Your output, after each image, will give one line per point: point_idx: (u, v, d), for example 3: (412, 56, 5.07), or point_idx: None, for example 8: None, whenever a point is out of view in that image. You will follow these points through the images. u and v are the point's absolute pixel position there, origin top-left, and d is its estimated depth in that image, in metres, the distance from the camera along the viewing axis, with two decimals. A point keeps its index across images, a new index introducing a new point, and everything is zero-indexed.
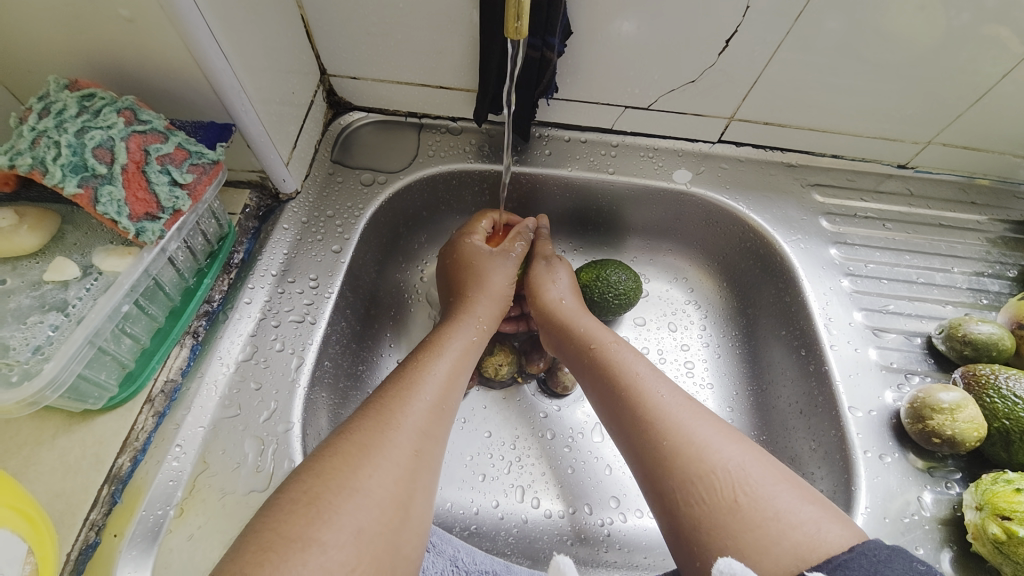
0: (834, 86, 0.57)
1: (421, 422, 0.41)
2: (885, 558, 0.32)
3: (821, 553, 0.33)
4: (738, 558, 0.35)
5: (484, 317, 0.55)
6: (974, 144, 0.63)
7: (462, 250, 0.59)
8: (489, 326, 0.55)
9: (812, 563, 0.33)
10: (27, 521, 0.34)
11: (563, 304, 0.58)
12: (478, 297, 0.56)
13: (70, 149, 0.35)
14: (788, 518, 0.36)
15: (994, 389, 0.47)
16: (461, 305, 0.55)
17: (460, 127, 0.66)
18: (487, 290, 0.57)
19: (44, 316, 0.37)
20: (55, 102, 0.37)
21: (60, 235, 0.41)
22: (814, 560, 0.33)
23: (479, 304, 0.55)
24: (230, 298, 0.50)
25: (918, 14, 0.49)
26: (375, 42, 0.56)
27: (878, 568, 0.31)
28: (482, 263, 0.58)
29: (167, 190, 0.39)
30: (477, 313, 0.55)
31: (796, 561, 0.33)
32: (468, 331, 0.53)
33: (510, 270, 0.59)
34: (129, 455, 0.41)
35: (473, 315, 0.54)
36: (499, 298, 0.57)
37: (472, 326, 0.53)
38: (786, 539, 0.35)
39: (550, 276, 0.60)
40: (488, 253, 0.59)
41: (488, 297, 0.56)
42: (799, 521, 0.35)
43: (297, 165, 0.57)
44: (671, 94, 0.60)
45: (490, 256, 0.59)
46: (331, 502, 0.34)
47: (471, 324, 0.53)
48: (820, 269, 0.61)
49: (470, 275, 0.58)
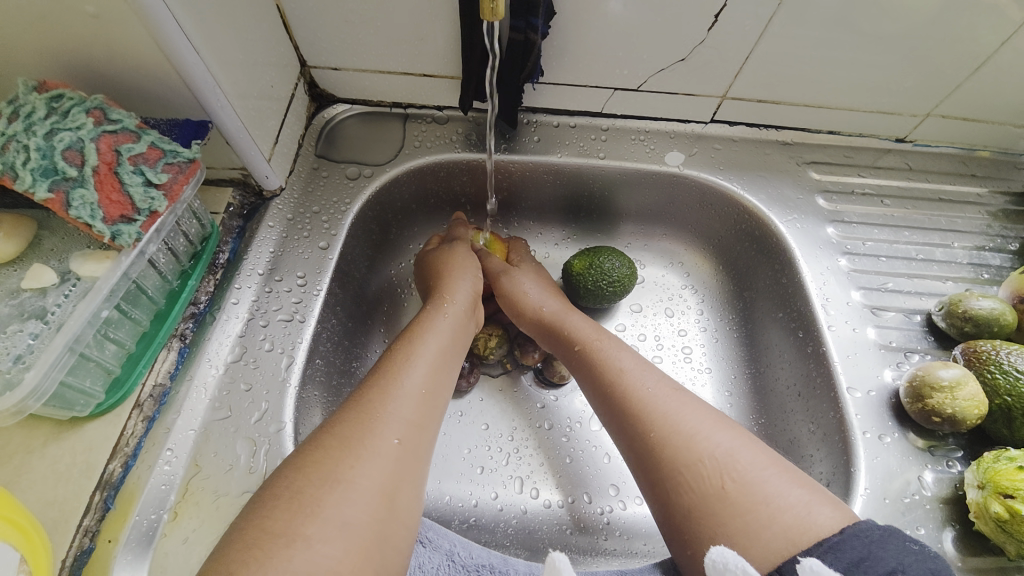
0: (830, 59, 0.55)
1: (408, 414, 0.41)
2: (878, 539, 0.32)
3: (811, 535, 0.33)
4: (731, 547, 0.34)
5: (458, 299, 0.54)
6: (974, 114, 0.61)
7: (434, 259, 0.59)
8: (464, 307, 0.54)
9: (803, 546, 0.33)
10: (18, 530, 0.34)
11: (545, 313, 0.57)
12: (450, 284, 0.56)
13: (39, 153, 0.34)
14: (777, 502, 0.35)
15: (995, 365, 0.47)
16: (431, 296, 0.55)
17: (446, 115, 0.64)
18: (456, 277, 0.56)
19: (23, 325, 0.36)
20: (23, 104, 0.36)
21: (37, 241, 0.40)
22: (803, 542, 0.33)
23: (451, 288, 0.55)
24: (217, 299, 0.50)
25: None
26: (355, 30, 0.54)
27: (871, 550, 0.31)
28: (452, 266, 0.58)
29: (142, 191, 0.38)
30: (448, 297, 0.54)
31: (786, 543, 0.33)
32: (443, 315, 0.52)
33: (473, 281, 0.57)
34: (120, 461, 0.41)
35: (444, 300, 0.54)
36: (472, 286, 0.57)
37: (445, 308, 0.53)
38: (776, 523, 0.34)
39: (512, 289, 0.59)
40: (452, 265, 0.58)
41: (459, 282, 0.56)
42: (788, 504, 0.35)
43: (280, 161, 0.56)
44: (661, 74, 0.59)
45: (459, 268, 0.58)
46: (314, 495, 0.34)
47: (448, 311, 0.53)
48: (817, 248, 0.60)
49: (441, 271, 0.58)
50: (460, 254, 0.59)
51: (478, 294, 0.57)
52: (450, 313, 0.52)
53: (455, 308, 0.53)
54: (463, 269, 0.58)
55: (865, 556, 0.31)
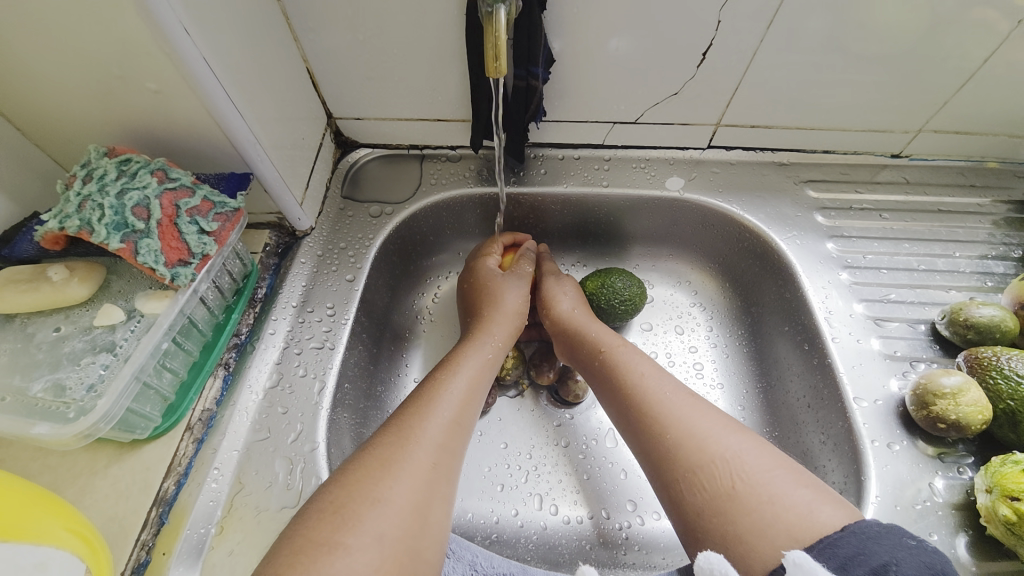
0: (815, 84, 0.59)
1: (440, 435, 0.44)
2: (874, 535, 0.34)
3: (813, 532, 0.35)
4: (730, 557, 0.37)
5: (499, 334, 0.58)
6: (965, 128, 0.63)
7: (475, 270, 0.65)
8: (504, 343, 0.58)
9: (805, 542, 0.35)
10: (84, 543, 0.38)
11: (574, 315, 0.60)
12: (493, 314, 0.60)
13: (112, 210, 0.40)
14: (782, 501, 0.38)
15: (996, 370, 0.48)
16: (478, 326, 0.59)
17: (459, 154, 0.70)
18: (500, 304, 0.60)
19: (96, 357, 0.41)
20: (96, 169, 0.43)
21: (106, 284, 0.46)
22: (807, 539, 0.35)
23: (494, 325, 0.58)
24: (256, 330, 0.55)
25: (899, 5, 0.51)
26: (376, 84, 0.61)
27: (865, 545, 0.33)
28: (496, 286, 0.62)
29: (196, 238, 0.44)
30: (492, 332, 0.58)
31: (787, 540, 0.36)
32: (484, 347, 0.55)
33: (518, 291, 0.62)
34: (173, 479, 0.45)
35: (488, 334, 0.57)
36: (513, 316, 0.60)
37: (488, 340, 0.56)
38: (781, 522, 0.37)
39: (555, 292, 0.63)
40: (496, 281, 0.62)
41: (500, 313, 0.60)
42: (793, 503, 0.37)
43: (311, 203, 0.62)
44: (656, 107, 0.63)
45: (502, 287, 0.62)
46: (355, 510, 0.38)
47: (486, 342, 0.56)
48: (818, 263, 0.62)
49: (488, 292, 0.62)
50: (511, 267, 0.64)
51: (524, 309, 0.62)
52: (489, 346, 0.56)
53: (496, 341, 0.57)
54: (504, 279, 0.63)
55: (860, 551, 0.33)
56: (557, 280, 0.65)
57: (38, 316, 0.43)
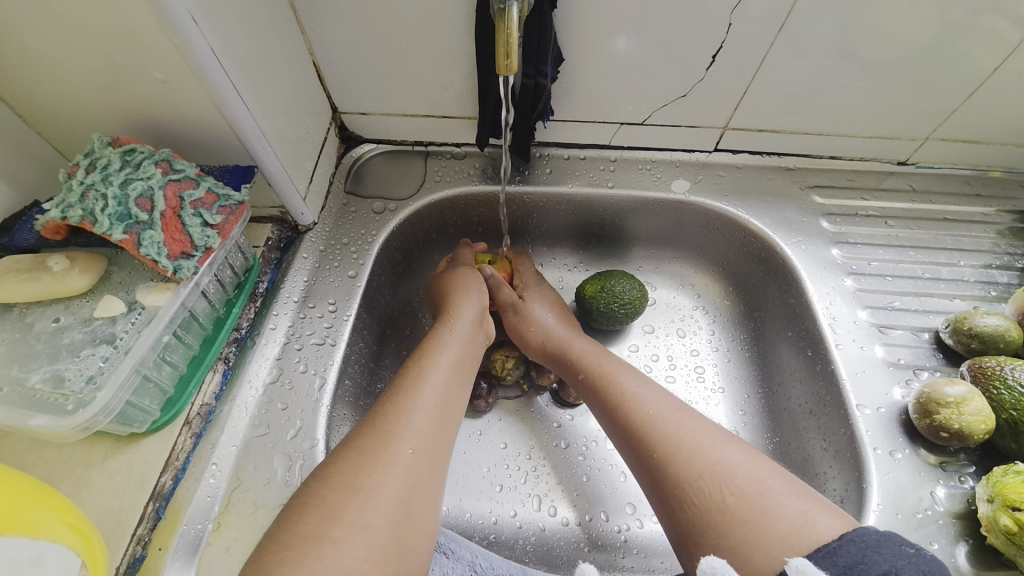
0: (824, 90, 0.59)
1: (421, 425, 0.44)
2: (874, 543, 0.34)
3: (807, 541, 0.35)
4: (723, 559, 0.37)
5: (469, 317, 0.58)
6: (972, 136, 0.63)
7: (443, 282, 0.64)
8: (474, 323, 0.58)
9: (798, 549, 0.35)
10: (80, 537, 0.37)
11: (550, 340, 0.60)
12: (460, 302, 0.59)
13: (115, 201, 0.40)
14: (775, 511, 0.37)
15: (1000, 380, 0.48)
16: (443, 313, 0.58)
17: (464, 152, 0.69)
18: (465, 296, 0.60)
19: (96, 349, 0.41)
20: (100, 159, 0.42)
21: (107, 275, 0.45)
22: (799, 547, 0.35)
23: (460, 305, 0.59)
24: (256, 324, 0.54)
25: (910, 13, 0.51)
26: (383, 79, 0.60)
27: (866, 554, 0.33)
28: (461, 296, 0.60)
29: (200, 231, 0.43)
30: (461, 317, 0.58)
31: (782, 547, 0.35)
32: (456, 334, 0.55)
33: (482, 300, 0.61)
34: (170, 473, 0.45)
35: (456, 318, 0.57)
36: (478, 301, 0.60)
37: (455, 325, 0.56)
38: (773, 531, 0.36)
39: (523, 322, 0.62)
40: (461, 288, 0.61)
41: (468, 301, 0.60)
42: (786, 513, 0.37)
43: (314, 198, 0.62)
44: (664, 108, 0.63)
45: (466, 305, 0.59)
46: (337, 502, 0.37)
47: (457, 329, 0.56)
48: (822, 269, 0.62)
49: (452, 292, 0.61)
50: (468, 281, 0.62)
51: (485, 309, 0.61)
52: (460, 330, 0.56)
53: (466, 323, 0.57)
54: (470, 288, 0.61)
55: (860, 560, 0.33)
56: (522, 304, 0.63)
57: (37, 307, 0.43)
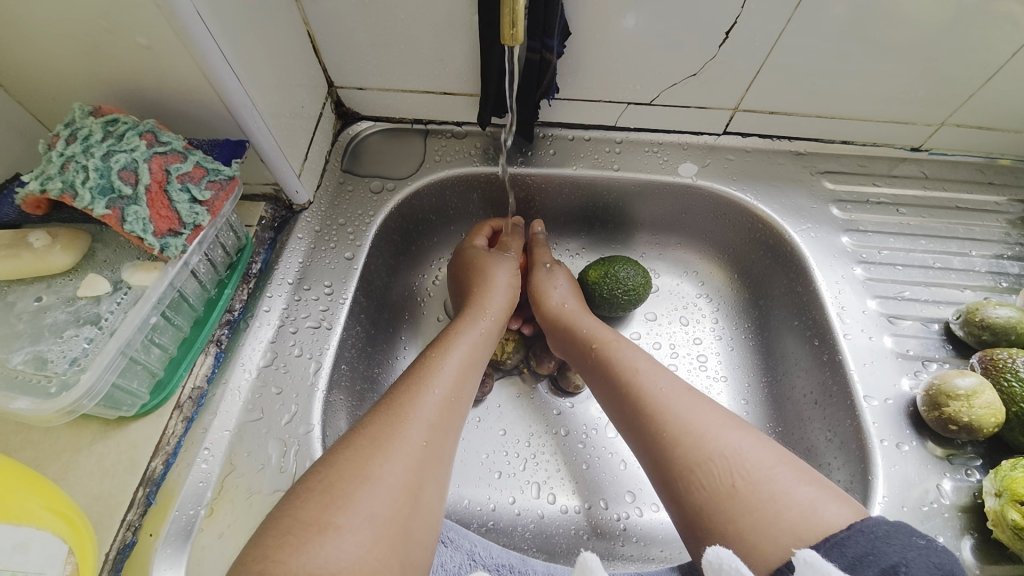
0: (840, 72, 0.57)
1: (432, 415, 0.43)
2: (883, 534, 0.33)
3: (818, 531, 0.34)
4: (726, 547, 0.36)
5: (494, 313, 0.57)
6: (988, 123, 0.61)
7: (471, 257, 0.62)
8: (498, 321, 0.57)
9: (809, 540, 0.34)
10: (67, 523, 0.36)
11: (565, 309, 0.59)
12: (487, 297, 0.58)
13: (97, 173, 0.38)
14: (784, 499, 0.36)
15: (1011, 373, 0.47)
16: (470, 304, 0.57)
17: (465, 130, 0.67)
18: (495, 292, 0.59)
19: (79, 330, 0.39)
20: (80, 128, 0.40)
21: (91, 253, 0.43)
22: (810, 538, 0.34)
23: (489, 301, 0.57)
24: (250, 306, 0.53)
25: None
26: (380, 53, 0.57)
27: (875, 545, 0.32)
28: (485, 265, 0.61)
29: (187, 207, 0.41)
30: (486, 310, 0.56)
31: (792, 538, 0.35)
32: (477, 330, 0.54)
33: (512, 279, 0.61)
34: (161, 458, 0.44)
35: (481, 310, 0.56)
36: (505, 293, 0.59)
37: (481, 323, 0.55)
38: (783, 519, 0.36)
39: (546, 285, 0.62)
40: (491, 269, 0.60)
41: (496, 296, 0.58)
42: (796, 500, 0.36)
43: (309, 176, 0.60)
44: (673, 88, 0.60)
45: (492, 267, 0.61)
46: (344, 490, 0.36)
47: (479, 319, 0.55)
48: (831, 257, 0.60)
49: (480, 276, 0.60)
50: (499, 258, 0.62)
51: (512, 302, 0.60)
52: (483, 328, 0.54)
53: (490, 320, 0.56)
54: (498, 257, 0.62)
55: (869, 551, 0.32)
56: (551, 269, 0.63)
57: (19, 285, 0.41)
